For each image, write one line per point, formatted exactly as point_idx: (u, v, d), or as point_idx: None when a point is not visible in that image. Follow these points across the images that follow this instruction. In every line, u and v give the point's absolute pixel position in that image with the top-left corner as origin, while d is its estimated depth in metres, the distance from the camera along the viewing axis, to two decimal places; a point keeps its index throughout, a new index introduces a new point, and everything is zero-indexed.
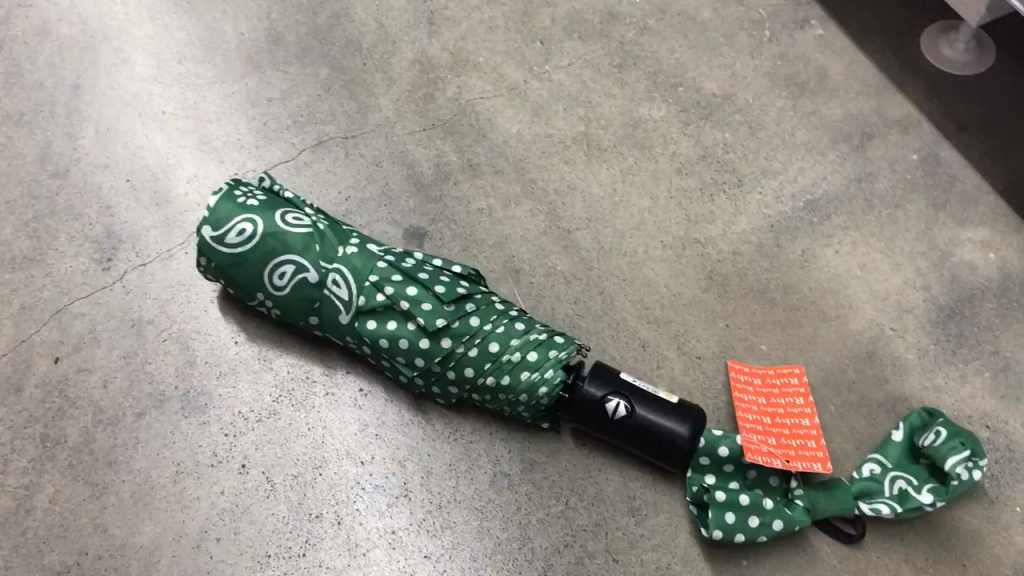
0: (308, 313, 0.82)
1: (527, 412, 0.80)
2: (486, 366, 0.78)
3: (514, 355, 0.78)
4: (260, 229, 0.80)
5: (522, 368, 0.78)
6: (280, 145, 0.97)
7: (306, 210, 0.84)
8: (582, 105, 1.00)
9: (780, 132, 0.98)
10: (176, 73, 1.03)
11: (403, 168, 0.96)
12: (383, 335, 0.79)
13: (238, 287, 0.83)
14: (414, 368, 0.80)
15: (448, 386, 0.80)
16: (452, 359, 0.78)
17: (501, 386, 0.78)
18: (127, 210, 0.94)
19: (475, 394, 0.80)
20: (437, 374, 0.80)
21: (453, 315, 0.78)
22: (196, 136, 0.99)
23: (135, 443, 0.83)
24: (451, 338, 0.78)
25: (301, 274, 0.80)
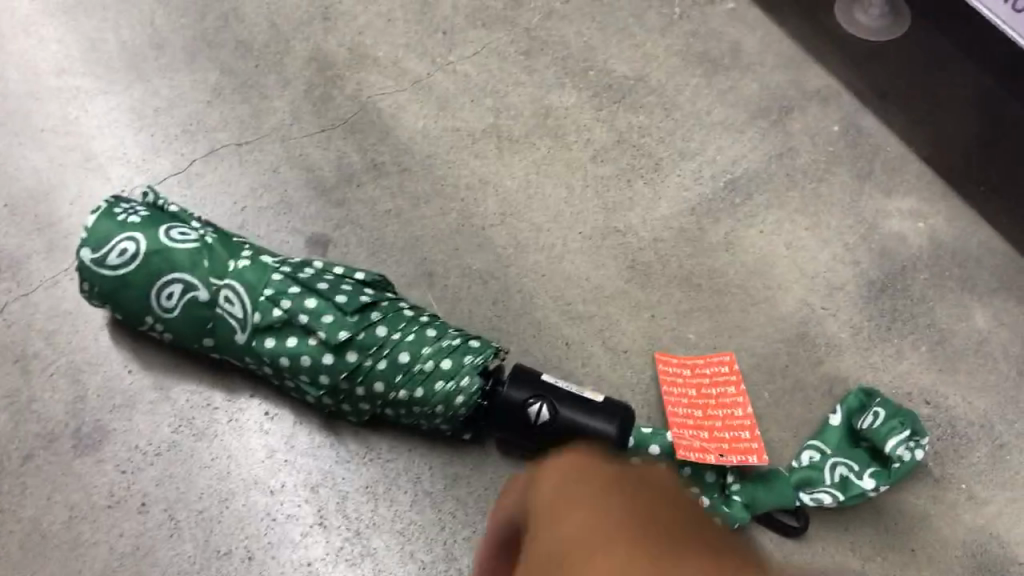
0: (203, 335, 0.76)
1: (446, 425, 0.75)
2: (397, 379, 0.73)
3: (426, 364, 0.73)
4: (143, 248, 0.74)
5: (436, 378, 0.73)
6: (169, 157, 0.92)
7: (194, 224, 0.78)
8: (490, 95, 0.94)
9: (696, 111, 0.93)
10: (53, 87, 0.96)
11: (302, 173, 0.91)
12: (284, 354, 0.74)
13: (125, 312, 0.77)
14: (321, 387, 0.74)
15: (359, 404, 0.75)
16: (360, 374, 0.73)
17: (416, 399, 0.73)
18: (6, 237, 0.87)
19: (388, 409, 0.75)
20: (345, 392, 0.74)
21: (357, 326, 0.73)
22: (78, 153, 0.92)
23: (23, 488, 0.77)
24: (357, 351, 0.73)
25: (190, 293, 0.74)
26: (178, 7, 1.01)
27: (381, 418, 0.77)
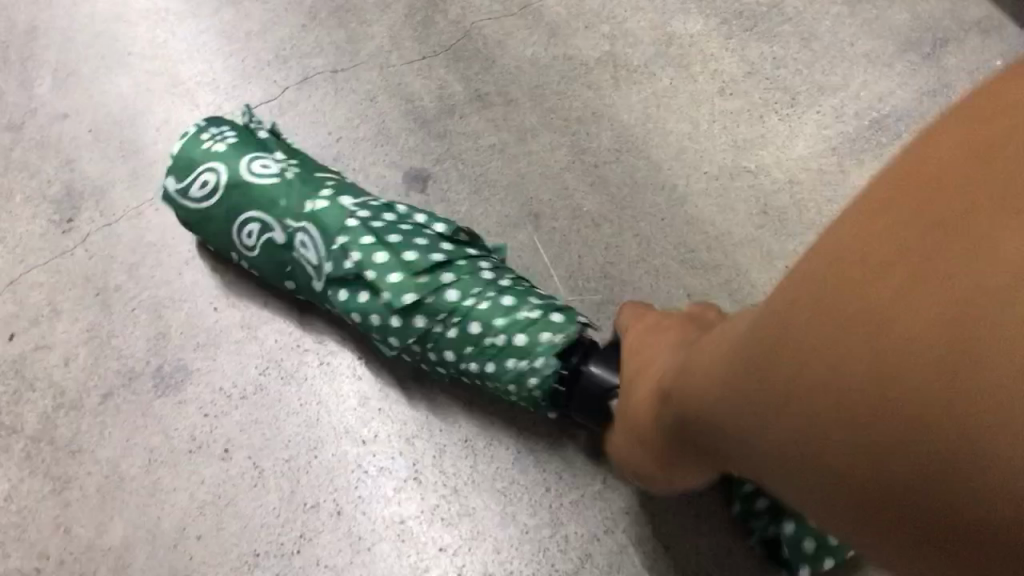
0: (281, 277, 0.70)
1: (524, 405, 0.66)
2: (468, 352, 0.64)
3: (501, 339, 0.63)
4: (222, 179, 0.69)
5: (512, 356, 0.63)
6: (261, 83, 0.86)
7: (280, 153, 0.71)
8: (606, 21, 0.85)
9: (838, 42, 0.83)
10: (141, 9, 0.90)
11: (401, 103, 0.84)
12: (354, 310, 0.66)
13: (213, 245, 0.73)
14: (393, 347, 0.67)
15: (437, 368, 0.67)
16: (429, 340, 0.65)
17: (491, 374, 0.64)
18: (91, 164, 0.83)
19: (464, 377, 0.67)
20: (419, 356, 0.67)
21: (428, 289, 0.64)
22: (165, 79, 0.87)
23: (101, 428, 0.72)
24: (425, 317, 0.64)
25: (268, 234, 0.68)
26: None
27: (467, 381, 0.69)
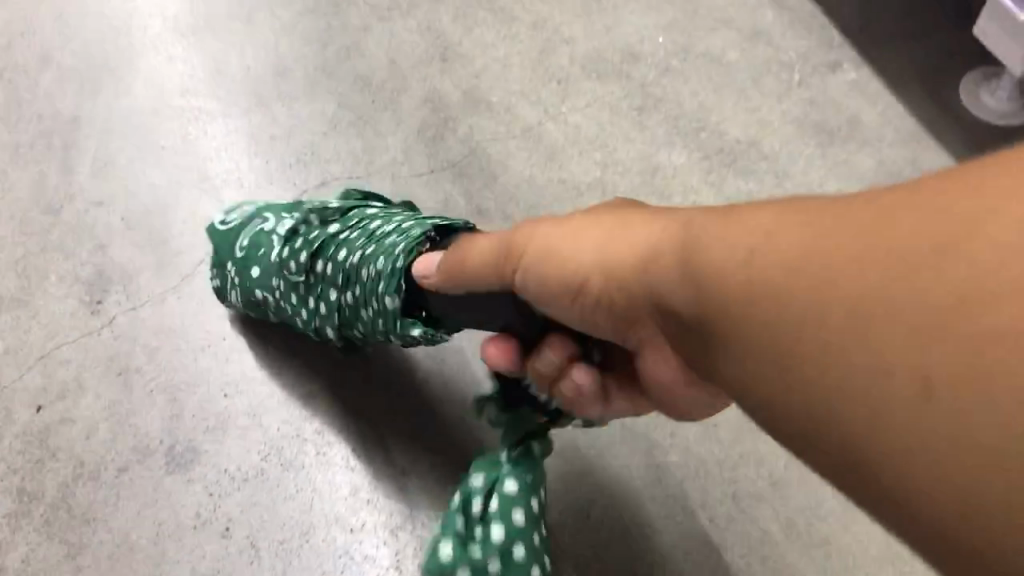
0: (250, 255, 0.79)
1: (375, 307, 0.67)
2: (351, 253, 0.70)
3: (380, 241, 0.68)
4: (253, 205, 0.84)
5: (379, 247, 0.68)
6: (282, 186, 0.94)
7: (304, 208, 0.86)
8: (598, 149, 0.95)
9: (808, 183, 0.92)
10: (176, 106, 0.99)
11: None
12: (290, 246, 0.75)
13: (216, 268, 0.83)
14: (304, 274, 0.74)
15: (330, 289, 0.72)
16: (331, 253, 0.72)
17: (359, 275, 0.68)
18: (121, 250, 0.91)
19: (348, 287, 0.71)
20: (319, 278, 0.73)
21: (354, 227, 0.73)
22: (194, 173, 0.95)
23: (116, 499, 0.80)
24: (340, 237, 0.72)
25: (256, 223, 0.81)
26: (302, 35, 1.02)
27: (355, 321, 0.72)
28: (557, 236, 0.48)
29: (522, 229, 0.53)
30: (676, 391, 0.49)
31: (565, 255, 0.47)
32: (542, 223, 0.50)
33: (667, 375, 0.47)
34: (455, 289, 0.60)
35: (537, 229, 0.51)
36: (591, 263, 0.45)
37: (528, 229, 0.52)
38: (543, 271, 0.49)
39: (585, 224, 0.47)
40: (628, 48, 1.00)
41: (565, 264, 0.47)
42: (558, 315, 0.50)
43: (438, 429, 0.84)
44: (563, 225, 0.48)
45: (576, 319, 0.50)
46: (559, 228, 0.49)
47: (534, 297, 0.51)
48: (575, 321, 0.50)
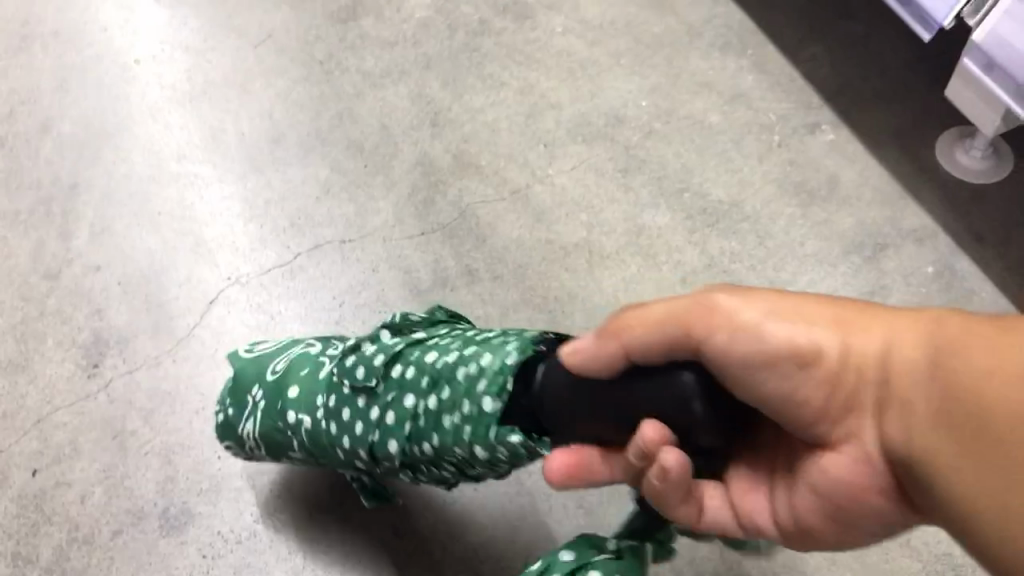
0: (300, 373, 0.73)
1: (473, 408, 0.60)
2: (452, 355, 0.64)
3: (492, 342, 0.63)
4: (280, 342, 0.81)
5: (493, 346, 0.62)
6: (276, 248, 0.96)
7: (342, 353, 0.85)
8: (585, 211, 0.97)
9: (790, 242, 0.95)
10: (173, 172, 1.01)
11: (399, 273, 0.94)
12: (369, 352, 0.69)
13: (239, 399, 0.77)
14: (382, 380, 0.67)
15: (410, 395, 0.65)
16: (426, 356, 0.66)
17: (459, 376, 0.62)
18: (118, 314, 0.92)
19: (425, 395, 0.64)
20: (401, 384, 0.66)
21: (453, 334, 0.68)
22: (190, 237, 0.97)
23: (110, 563, 0.81)
24: (436, 344, 0.67)
25: (296, 351, 0.77)
26: (296, 103, 1.05)
27: (423, 436, 0.65)
28: (753, 316, 0.50)
29: (712, 292, 0.52)
30: (843, 485, 0.51)
31: (804, 332, 0.50)
32: (729, 291, 0.51)
33: (851, 462, 0.51)
34: (598, 366, 0.54)
35: (736, 298, 0.51)
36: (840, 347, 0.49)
37: (727, 298, 0.51)
38: (765, 341, 0.50)
39: (815, 309, 0.50)
40: (613, 112, 1.03)
41: (800, 338, 0.50)
42: (744, 394, 0.51)
43: (411, 522, 0.83)
44: (779, 305, 0.51)
45: (780, 392, 0.51)
46: (770, 305, 0.51)
47: (720, 374, 0.50)
48: (771, 394, 0.51)
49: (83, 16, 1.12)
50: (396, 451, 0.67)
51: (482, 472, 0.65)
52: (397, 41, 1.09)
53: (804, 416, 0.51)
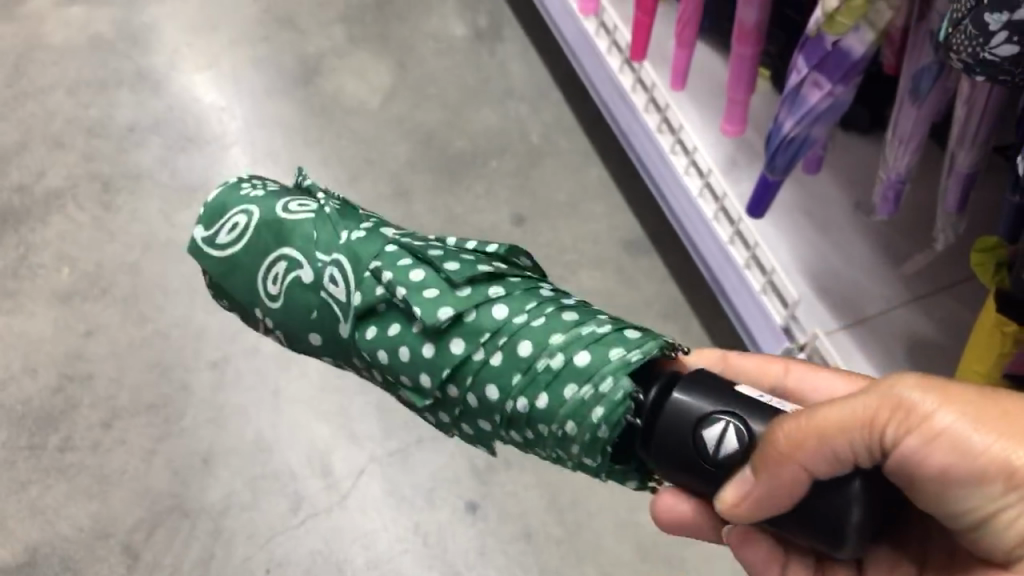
0: (357, 304, 0.91)
1: (589, 434, 0.84)
2: (533, 361, 0.86)
3: (570, 365, 0.85)
4: (251, 221, 0.97)
5: (599, 374, 0.84)
6: (397, 439, 1.66)
7: (314, 258, 0.94)
8: None
9: None
10: (335, 383, 1.72)
11: (466, 460, 1.64)
12: (454, 350, 0.87)
13: (232, 289, 0.98)
14: (466, 369, 0.88)
15: (514, 399, 0.86)
16: (517, 367, 0.86)
17: (565, 398, 0.85)
18: (307, 477, 1.63)
19: (517, 421, 0.87)
20: (484, 374, 0.87)
21: (500, 330, 0.87)
22: (346, 430, 1.67)
23: None
24: (511, 341, 0.87)
25: (293, 270, 0.94)
26: None
27: (517, 427, 0.88)
28: (955, 430, 0.73)
29: (903, 396, 0.74)
30: None
31: (1005, 453, 0.73)
32: (918, 392, 0.74)
33: None
34: (776, 501, 0.74)
35: (926, 401, 0.74)
36: None
37: (923, 413, 0.74)
38: (965, 445, 0.73)
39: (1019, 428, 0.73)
40: None
41: (996, 447, 0.73)
42: (935, 489, 0.75)
43: None
44: (973, 412, 0.74)
45: (980, 495, 0.74)
46: (965, 410, 0.74)
47: (904, 471, 0.75)
48: (967, 495, 0.74)
49: None
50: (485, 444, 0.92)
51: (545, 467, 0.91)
52: None
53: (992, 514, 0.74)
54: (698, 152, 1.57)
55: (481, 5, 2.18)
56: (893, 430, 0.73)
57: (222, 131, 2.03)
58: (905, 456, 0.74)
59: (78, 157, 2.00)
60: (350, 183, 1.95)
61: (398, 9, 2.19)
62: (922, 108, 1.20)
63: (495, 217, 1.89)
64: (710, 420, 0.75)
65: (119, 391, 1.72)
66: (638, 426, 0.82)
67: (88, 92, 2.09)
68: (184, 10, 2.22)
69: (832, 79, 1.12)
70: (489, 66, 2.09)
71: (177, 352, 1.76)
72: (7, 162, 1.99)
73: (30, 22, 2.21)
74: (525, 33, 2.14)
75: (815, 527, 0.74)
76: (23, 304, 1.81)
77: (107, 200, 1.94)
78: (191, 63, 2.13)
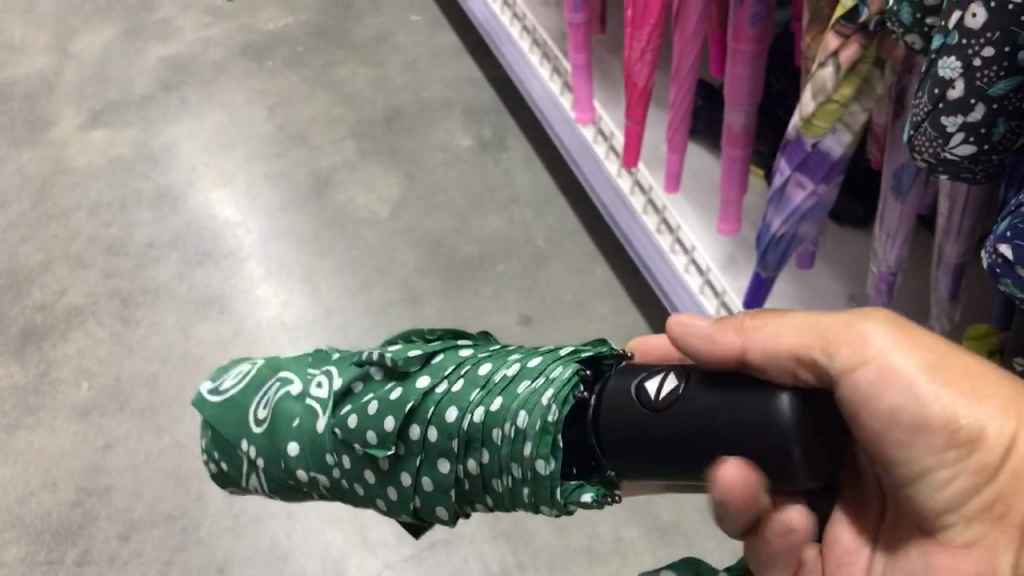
0: (337, 384, 0.99)
1: (538, 420, 0.81)
2: (491, 376, 0.90)
3: (524, 369, 0.87)
4: (251, 369, 1.10)
5: (548, 366, 0.85)
6: (411, 544, 1.67)
7: (303, 376, 1.04)
8: (588, 526, 1.66)
9: (703, 547, 1.63)
10: None
11: (479, 564, 1.64)
12: (419, 383, 0.92)
13: (226, 434, 1.07)
14: (426, 404, 0.91)
15: (467, 416, 0.88)
16: (474, 388, 0.90)
17: (518, 392, 0.85)
18: None
19: (472, 433, 0.87)
20: (445, 400, 0.90)
21: (464, 363, 0.93)
22: (360, 537, 1.68)
23: None
24: (469, 375, 0.91)
25: (285, 389, 1.04)
26: None
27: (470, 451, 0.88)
28: (913, 375, 0.70)
29: (863, 332, 0.71)
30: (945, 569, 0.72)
31: (957, 407, 0.69)
32: (884, 333, 0.71)
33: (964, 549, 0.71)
34: (703, 417, 0.66)
35: (891, 343, 0.70)
36: (983, 429, 0.69)
37: (882, 350, 0.70)
38: (918, 394, 0.69)
39: (975, 386, 0.70)
40: None
41: (951, 401, 0.69)
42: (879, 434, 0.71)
43: None
44: (936, 365, 0.70)
45: (924, 446, 0.70)
46: (926, 357, 0.70)
47: None
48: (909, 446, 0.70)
49: None
50: (449, 479, 0.90)
51: (502, 500, 0.88)
52: None
53: (932, 472, 0.71)
54: (696, 251, 1.61)
55: (486, 116, 2.27)
56: (847, 366, 0.70)
57: (237, 244, 2.10)
58: (860, 393, 0.69)
59: (98, 274, 2.06)
60: (361, 290, 2.00)
61: (406, 122, 2.28)
62: (904, 204, 1.24)
63: (503, 319, 1.92)
64: (649, 377, 0.71)
65: (136, 503, 1.74)
66: (587, 398, 0.79)
67: (108, 211, 2.18)
68: (200, 131, 2.32)
69: (814, 179, 1.17)
70: (495, 173, 2.16)
71: (194, 462, 1.78)
72: (31, 281, 2.06)
73: (54, 147, 2.31)
74: (529, 141, 2.22)
75: (740, 430, 0.65)
76: (44, 419, 1.85)
77: (126, 314, 2.00)
78: (209, 181, 2.22)
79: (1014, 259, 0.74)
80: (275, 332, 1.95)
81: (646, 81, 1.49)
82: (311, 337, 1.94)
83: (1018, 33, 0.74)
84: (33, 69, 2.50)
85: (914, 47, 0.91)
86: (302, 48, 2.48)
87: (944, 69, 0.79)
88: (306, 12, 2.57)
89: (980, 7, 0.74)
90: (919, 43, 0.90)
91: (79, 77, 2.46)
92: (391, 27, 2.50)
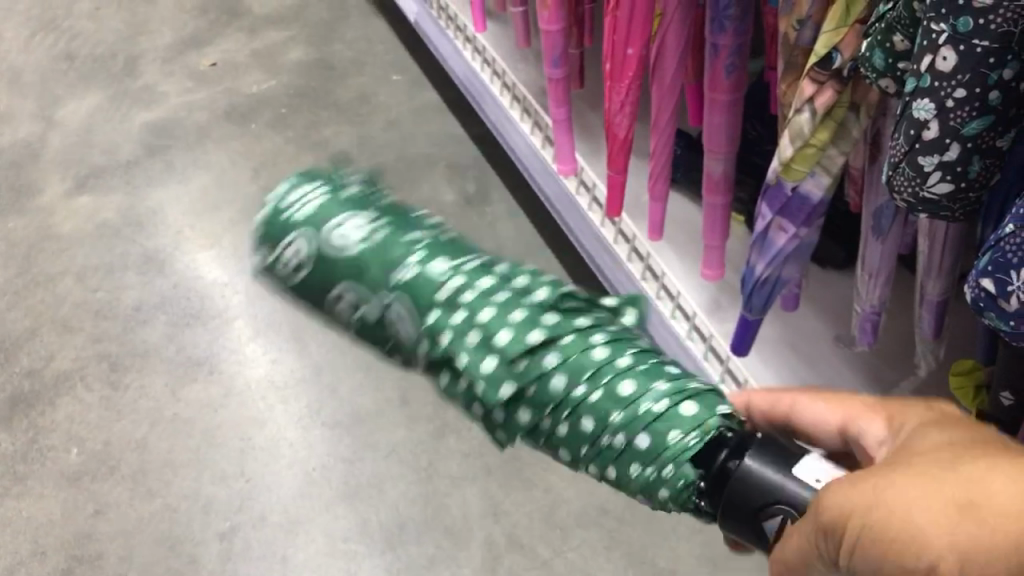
0: (444, 322, 0.69)
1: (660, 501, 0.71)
2: (626, 436, 0.69)
3: (658, 446, 0.69)
4: (294, 232, 0.70)
5: (683, 463, 0.70)
6: None
7: (356, 281, 0.69)
8: None
9: None
10: (342, 548, 1.72)
11: None
12: (545, 421, 0.70)
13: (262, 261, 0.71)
14: (604, 370, 0.69)
15: (676, 428, 0.69)
16: (664, 377, 0.71)
17: (647, 471, 0.70)
18: None
19: (601, 466, 0.71)
20: (571, 443, 0.71)
21: (606, 393, 0.69)
22: None
23: None
24: (655, 356, 0.72)
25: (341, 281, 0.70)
26: (413, 502, 1.77)
27: (651, 461, 0.70)
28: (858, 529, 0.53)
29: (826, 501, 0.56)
30: None
31: (905, 548, 0.51)
32: (834, 498, 0.55)
33: None
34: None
35: (840, 511, 0.54)
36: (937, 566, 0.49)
37: (836, 514, 0.55)
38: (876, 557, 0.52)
39: (920, 508, 0.51)
40: (601, 506, 1.73)
41: (901, 557, 0.51)
42: None
43: None
44: (875, 513, 0.52)
45: None
46: (874, 504, 0.53)
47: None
48: None
49: (281, 434, 1.88)
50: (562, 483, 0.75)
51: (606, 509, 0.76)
52: (469, 452, 1.82)
53: None
54: (681, 296, 1.62)
55: (468, 171, 2.30)
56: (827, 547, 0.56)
57: (225, 305, 2.10)
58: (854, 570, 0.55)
59: (85, 339, 2.06)
60: (350, 347, 2.01)
61: (390, 180, 2.31)
62: (885, 244, 1.26)
63: None
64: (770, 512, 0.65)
65: (128, 570, 1.71)
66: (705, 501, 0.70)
67: (95, 276, 2.18)
68: (186, 194, 2.34)
69: (796, 223, 1.20)
70: (479, 227, 2.18)
71: (186, 525, 1.76)
72: (18, 347, 2.06)
73: (40, 214, 2.32)
74: (512, 195, 2.24)
75: None
76: (32, 486, 1.83)
77: (115, 379, 1.99)
78: (195, 242, 2.23)
79: (997, 292, 0.76)
80: (264, 391, 1.95)
81: (627, 132, 1.52)
82: (301, 395, 1.94)
83: (987, 74, 0.77)
84: (18, 137, 2.52)
85: (889, 91, 0.93)
86: (285, 110, 2.51)
87: (918, 110, 0.81)
88: (288, 75, 2.61)
89: (950, 50, 0.77)
90: (892, 88, 0.93)
91: (64, 145, 2.48)
92: (373, 87, 2.54)
